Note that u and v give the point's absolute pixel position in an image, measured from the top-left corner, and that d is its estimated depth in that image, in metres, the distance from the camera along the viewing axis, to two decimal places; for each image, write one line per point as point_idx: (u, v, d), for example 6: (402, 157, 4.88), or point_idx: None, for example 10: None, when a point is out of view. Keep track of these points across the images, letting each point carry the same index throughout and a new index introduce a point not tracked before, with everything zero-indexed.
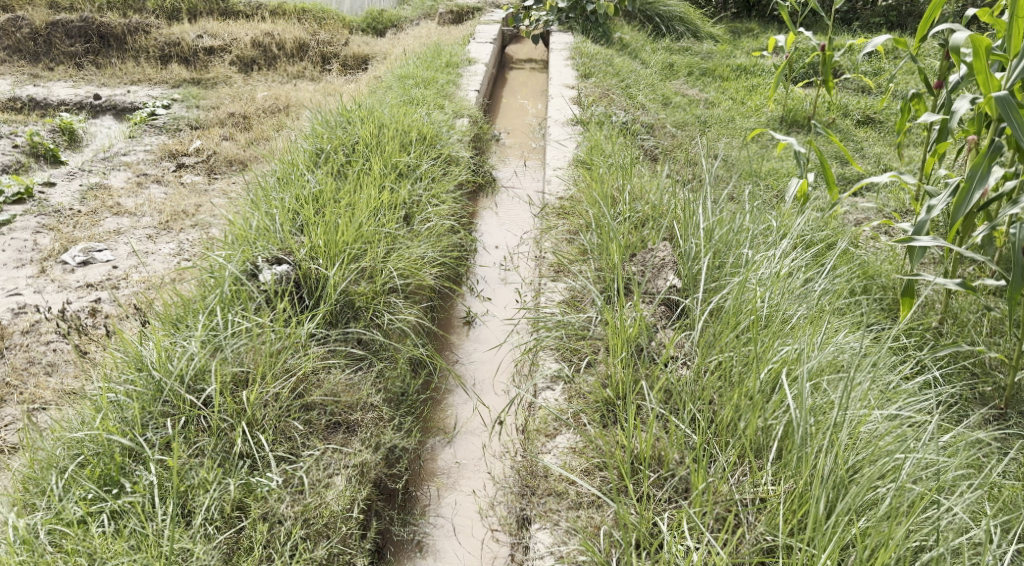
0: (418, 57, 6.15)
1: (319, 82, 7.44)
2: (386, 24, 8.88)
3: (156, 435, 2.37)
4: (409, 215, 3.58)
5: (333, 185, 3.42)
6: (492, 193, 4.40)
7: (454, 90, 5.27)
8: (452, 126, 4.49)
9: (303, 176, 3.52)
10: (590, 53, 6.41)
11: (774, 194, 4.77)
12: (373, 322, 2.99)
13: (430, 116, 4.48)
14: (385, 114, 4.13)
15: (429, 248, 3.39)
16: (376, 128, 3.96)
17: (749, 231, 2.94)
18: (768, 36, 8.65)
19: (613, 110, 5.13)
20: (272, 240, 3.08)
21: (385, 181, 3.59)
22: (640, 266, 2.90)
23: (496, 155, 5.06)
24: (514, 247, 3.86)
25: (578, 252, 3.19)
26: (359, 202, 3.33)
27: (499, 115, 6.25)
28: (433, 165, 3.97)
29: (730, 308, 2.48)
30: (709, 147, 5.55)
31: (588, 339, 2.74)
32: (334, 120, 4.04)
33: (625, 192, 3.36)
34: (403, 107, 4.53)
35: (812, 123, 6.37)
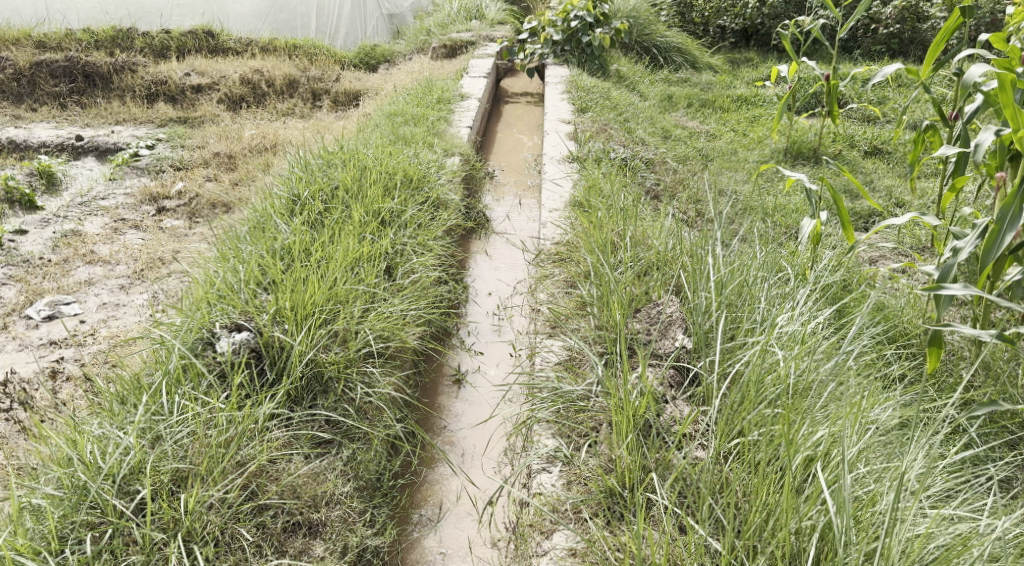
0: (409, 93, 5.95)
1: (308, 119, 7.25)
2: (378, 59, 8.72)
3: (73, 553, 2.07)
4: (392, 267, 3.33)
5: (307, 237, 3.18)
6: (485, 236, 4.16)
7: (446, 127, 5.07)
8: (441, 165, 4.27)
9: (275, 228, 3.28)
10: (586, 87, 6.22)
11: (782, 232, 4.53)
12: (344, 397, 2.73)
13: (418, 155, 4.25)
14: (369, 156, 3.90)
15: (412, 304, 3.14)
16: (356, 172, 3.72)
17: (766, 282, 2.69)
18: (768, 66, 8.49)
19: (611, 145, 4.92)
20: (233, 303, 2.83)
21: (365, 231, 3.34)
22: (646, 324, 2.64)
23: (491, 194, 4.84)
24: (508, 297, 3.61)
25: (576, 306, 2.92)
26: (334, 256, 3.08)
27: (493, 150, 6.05)
28: (419, 210, 3.73)
29: (749, 379, 2.23)
30: (711, 183, 5.33)
31: (588, 412, 2.48)
32: (315, 163, 3.82)
33: (627, 239, 3.12)
34: (389, 146, 4.31)
35: (817, 154, 6.17)
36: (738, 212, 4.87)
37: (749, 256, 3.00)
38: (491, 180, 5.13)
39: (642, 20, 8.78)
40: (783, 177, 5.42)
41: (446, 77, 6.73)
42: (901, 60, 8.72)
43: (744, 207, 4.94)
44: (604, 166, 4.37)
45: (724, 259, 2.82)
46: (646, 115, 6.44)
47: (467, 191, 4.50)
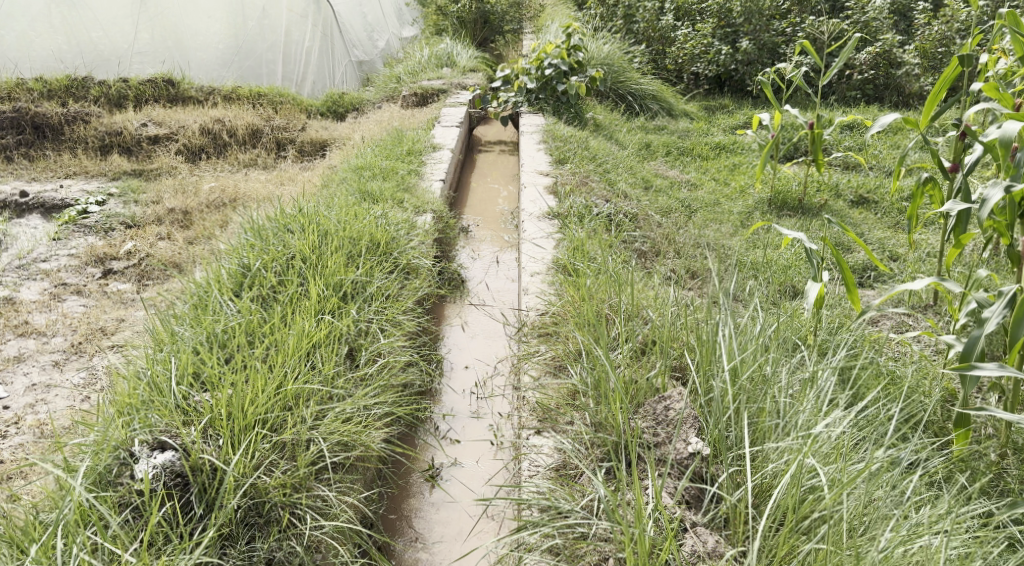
0: (378, 144, 5.63)
1: (272, 170, 6.90)
2: (347, 107, 8.37)
3: None
4: (355, 349, 2.96)
5: (255, 321, 2.84)
6: (458, 303, 3.81)
7: (416, 179, 4.72)
8: (411, 223, 3.92)
9: (219, 311, 2.91)
10: (564, 137, 5.96)
11: (777, 292, 4.26)
12: (292, 533, 2.31)
13: (387, 213, 3.91)
14: (331, 220, 3.56)
15: (374, 400, 2.77)
16: (313, 241, 3.37)
17: (784, 368, 2.36)
18: (745, 112, 8.37)
19: (593, 199, 4.62)
20: (162, 409, 2.47)
21: (322, 312, 2.98)
22: (650, 423, 2.29)
23: (466, 250, 4.51)
24: (487, 377, 3.25)
25: (565, 397, 2.57)
26: (282, 349, 2.70)
27: (467, 203, 5.75)
28: (386, 279, 3.37)
29: (787, 505, 1.93)
30: (697, 236, 5.06)
31: (591, 545, 2.07)
32: (270, 229, 3.47)
33: (620, 317, 2.79)
34: (355, 204, 3.95)
35: (802, 204, 5.94)
36: (727, 269, 4.59)
37: (756, 335, 2.68)
38: (465, 236, 4.80)
39: (616, 68, 8.63)
40: (772, 229, 5.16)
41: (416, 127, 6.44)
42: (876, 107, 8.65)
43: (733, 264, 4.67)
44: (587, 224, 4.06)
45: (733, 339, 2.50)
46: (625, 164, 6.18)
47: (438, 251, 4.16)
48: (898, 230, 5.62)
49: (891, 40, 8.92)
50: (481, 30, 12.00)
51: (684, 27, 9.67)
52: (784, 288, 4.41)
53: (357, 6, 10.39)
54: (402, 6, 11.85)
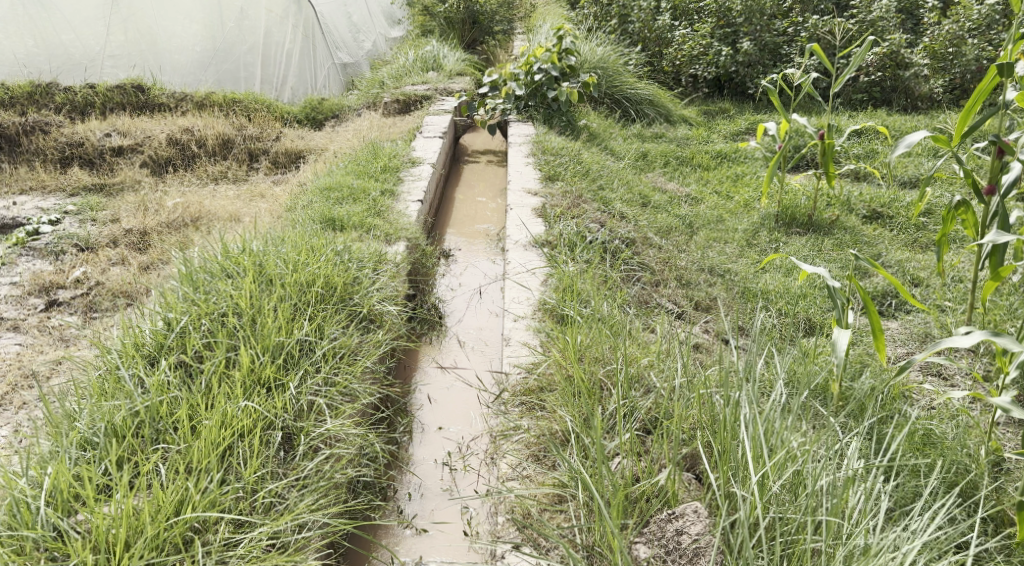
0: (352, 158, 5.16)
1: (242, 184, 6.43)
2: (326, 114, 7.82)
3: None
4: (293, 434, 2.43)
5: (165, 405, 2.34)
6: (430, 358, 3.35)
7: (390, 200, 4.25)
8: (380, 256, 3.44)
9: (127, 390, 2.42)
10: (555, 149, 5.49)
11: (791, 330, 3.82)
12: None
13: (352, 245, 3.44)
14: (281, 260, 3.09)
15: (309, 510, 2.19)
16: (251, 291, 2.85)
17: (824, 474, 1.91)
18: (746, 118, 7.94)
19: (586, 221, 4.14)
20: (20, 537, 2.04)
21: (252, 389, 2.46)
22: (659, 551, 1.86)
23: (444, 282, 4.05)
24: (461, 450, 2.77)
25: (543, 506, 2.10)
26: (193, 449, 2.20)
27: (450, 221, 5.29)
28: (339, 335, 2.86)
29: None
30: (699, 259, 4.60)
31: None
32: (210, 272, 3.00)
33: (617, 395, 2.30)
34: (314, 235, 3.47)
35: (813, 222, 5.49)
36: (734, 299, 4.14)
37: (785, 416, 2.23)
38: (443, 262, 4.35)
39: (611, 71, 8.16)
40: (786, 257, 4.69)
41: (395, 138, 5.97)
42: (884, 111, 8.20)
43: (741, 294, 4.22)
44: (579, 257, 3.60)
45: (761, 430, 2.03)
46: (617, 174, 5.71)
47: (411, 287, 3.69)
48: (916, 250, 5.18)
49: (899, 40, 8.46)
50: (470, 31, 11.51)
51: (681, 27, 9.21)
52: (797, 322, 3.96)
53: (340, 6, 9.90)
54: (387, 6, 11.37)
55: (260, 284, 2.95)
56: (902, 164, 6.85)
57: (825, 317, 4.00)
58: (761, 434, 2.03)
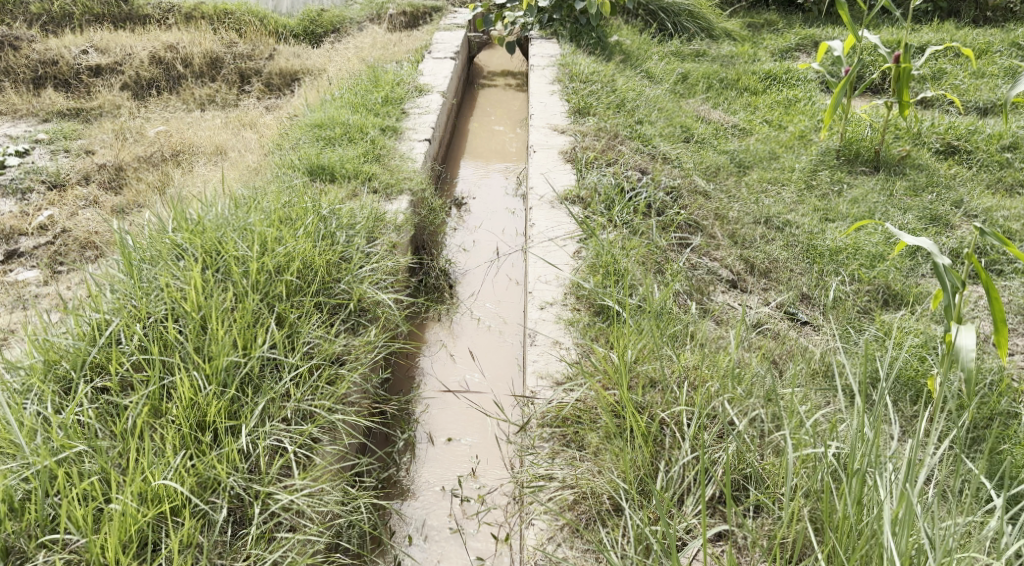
0: (351, 84, 4.48)
1: (233, 110, 5.76)
2: (327, 28, 6.98)
3: None
4: (246, 500, 1.89)
5: (64, 471, 1.79)
6: (437, 349, 2.81)
7: (391, 141, 3.60)
8: (373, 221, 2.82)
9: (24, 446, 1.87)
10: (585, 72, 4.75)
11: (865, 305, 3.26)
12: None
13: (339, 206, 2.81)
14: (249, 234, 2.49)
15: None
16: (199, 288, 2.25)
17: None
18: (797, 33, 7.33)
19: (624, 167, 3.49)
20: None
21: (190, 441, 1.91)
22: None
23: (454, 241, 3.49)
24: (474, 483, 2.26)
25: None
26: (99, 545, 1.66)
27: (463, 157, 4.66)
28: (315, 343, 2.28)
29: None
30: (753, 208, 3.97)
31: None
32: (159, 254, 2.41)
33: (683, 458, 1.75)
34: (295, 194, 2.85)
35: (880, 158, 4.79)
36: (797, 260, 3.52)
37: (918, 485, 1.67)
38: (453, 216, 3.78)
39: None
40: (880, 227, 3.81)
41: (401, 59, 5.25)
42: (953, 23, 7.24)
43: (804, 253, 3.60)
44: (619, 219, 2.97)
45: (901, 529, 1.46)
46: (653, 100, 4.99)
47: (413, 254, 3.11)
48: (1001, 194, 4.48)
49: None
50: None
51: None
52: (874, 291, 3.34)
53: None
54: None
55: (214, 274, 2.35)
56: (977, 86, 6.03)
57: (907, 282, 3.38)
58: (900, 535, 1.46)
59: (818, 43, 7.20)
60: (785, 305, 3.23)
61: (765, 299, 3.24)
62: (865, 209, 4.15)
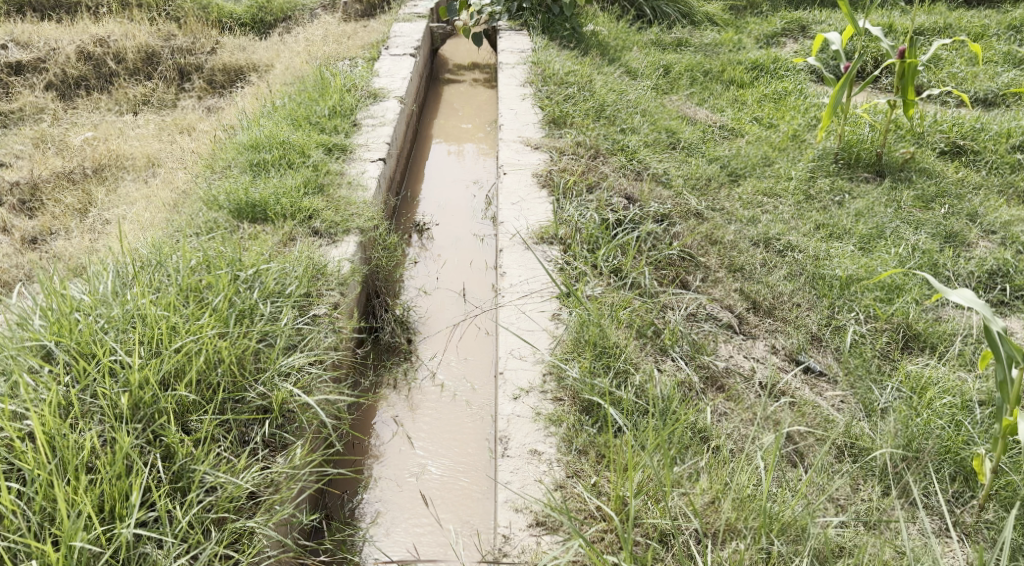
0: (295, 90, 3.94)
1: (171, 113, 5.17)
2: (277, 15, 6.36)
3: None
4: None
5: None
6: (386, 434, 2.38)
7: (338, 164, 3.11)
8: (307, 285, 2.35)
9: None
10: (559, 73, 4.26)
11: (886, 350, 2.85)
12: None
13: (264, 269, 2.33)
14: (137, 327, 2.01)
15: None
16: (56, 421, 1.77)
17: None
18: (781, 16, 6.92)
19: (608, 195, 3.04)
20: None
21: None
22: None
23: (414, 282, 3.04)
24: None
25: None
26: None
27: (425, 168, 4.18)
28: (216, 485, 1.81)
29: None
30: (750, 230, 3.55)
31: None
32: (20, 360, 1.92)
33: None
34: (210, 252, 2.36)
35: (882, 161, 4.38)
36: (804, 294, 3.11)
37: None
38: (415, 245, 3.35)
39: None
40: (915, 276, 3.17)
41: (354, 57, 4.72)
42: (945, 4, 6.84)
43: (811, 285, 3.18)
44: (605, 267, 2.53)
45: None
46: (633, 100, 4.51)
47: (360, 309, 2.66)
48: (1014, 202, 4.09)
49: None
50: None
51: None
52: (894, 331, 2.92)
53: None
54: None
55: (82, 395, 1.87)
56: (976, 75, 5.61)
57: (930, 319, 2.96)
58: None
59: (805, 27, 6.78)
60: (796, 353, 2.80)
61: (774, 345, 2.82)
62: (872, 225, 3.73)
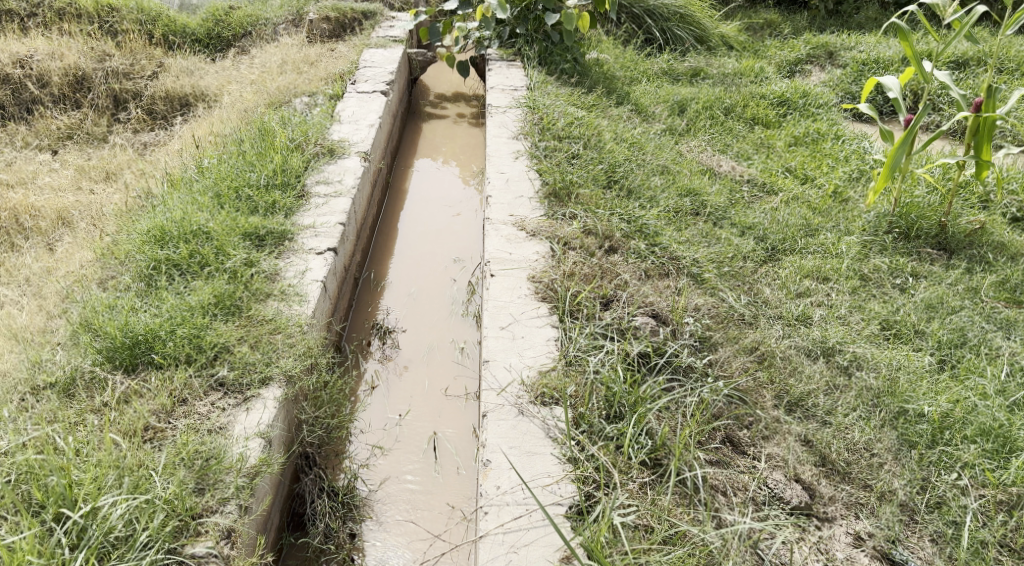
0: (231, 145, 3.18)
1: (99, 152, 4.35)
2: (235, 31, 5.53)
3: None
4: None
5: None
6: None
7: (268, 264, 2.36)
8: (178, 520, 1.72)
9: None
10: (560, 123, 3.52)
11: (1011, 540, 2.10)
12: None
13: (101, 508, 1.69)
14: None
15: None
16: None
17: None
18: (806, 39, 6.16)
19: (628, 314, 2.32)
20: None
21: None
22: None
23: (372, 432, 2.33)
24: None
25: None
26: None
27: (398, 236, 3.41)
28: None
29: None
30: (802, 336, 2.81)
31: None
32: None
33: None
34: (25, 489, 1.72)
35: (947, 233, 3.63)
36: (887, 440, 2.34)
37: None
38: (375, 355, 2.63)
39: None
40: None
41: (314, 93, 3.97)
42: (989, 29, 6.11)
43: (891, 425, 2.42)
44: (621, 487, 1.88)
45: None
46: (649, 153, 3.75)
47: (279, 502, 2.02)
48: None
49: None
50: None
51: None
52: (1015, 506, 2.17)
53: None
54: None
55: None
56: None
57: None
58: None
59: (832, 52, 6.03)
60: (889, 548, 2.08)
61: (858, 531, 2.11)
62: (952, 325, 2.98)
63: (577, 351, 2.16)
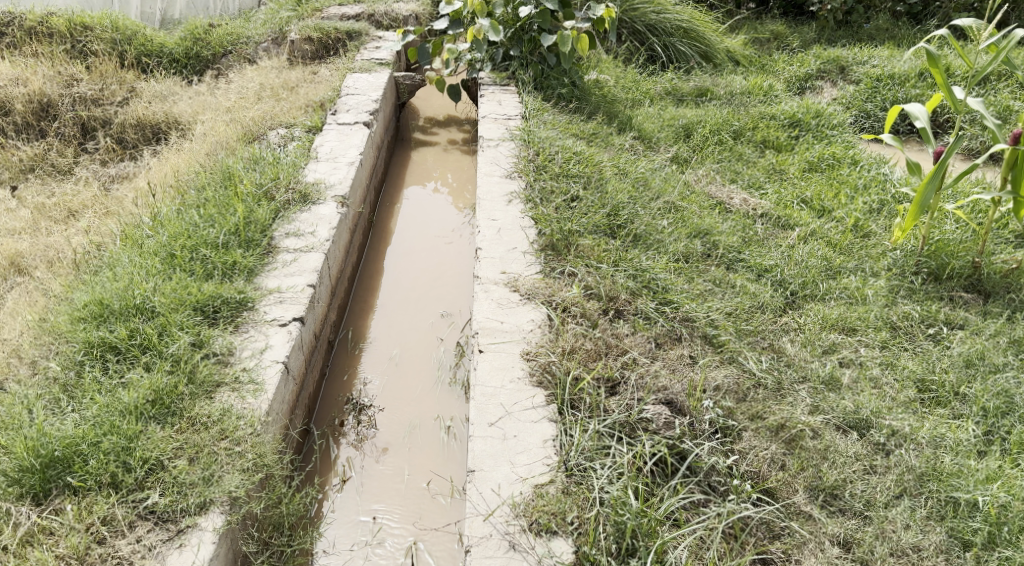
0: (195, 188, 2.90)
1: (61, 185, 4.02)
2: (216, 52, 5.21)
3: None
4: None
5: None
6: None
7: (222, 341, 2.16)
8: None
9: None
10: (558, 160, 3.22)
11: None
12: None
13: None
14: None
15: None
16: None
17: None
18: (816, 53, 5.85)
19: (638, 409, 2.07)
20: None
21: None
22: None
23: (344, 539, 2.07)
24: None
25: None
26: None
27: (382, 284, 3.12)
28: None
29: None
30: (832, 405, 2.50)
31: None
32: None
33: None
34: None
35: (983, 273, 3.32)
36: (939, 544, 2.06)
37: None
38: (348, 437, 2.35)
39: None
40: None
41: (292, 125, 3.69)
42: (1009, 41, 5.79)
43: (940, 521, 2.13)
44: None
45: None
46: (655, 188, 3.45)
47: None
48: None
49: None
50: None
51: None
52: None
53: None
54: None
55: None
56: None
57: None
58: None
59: (844, 67, 5.71)
60: None
61: None
62: (997, 387, 2.68)
63: (577, 459, 1.92)
